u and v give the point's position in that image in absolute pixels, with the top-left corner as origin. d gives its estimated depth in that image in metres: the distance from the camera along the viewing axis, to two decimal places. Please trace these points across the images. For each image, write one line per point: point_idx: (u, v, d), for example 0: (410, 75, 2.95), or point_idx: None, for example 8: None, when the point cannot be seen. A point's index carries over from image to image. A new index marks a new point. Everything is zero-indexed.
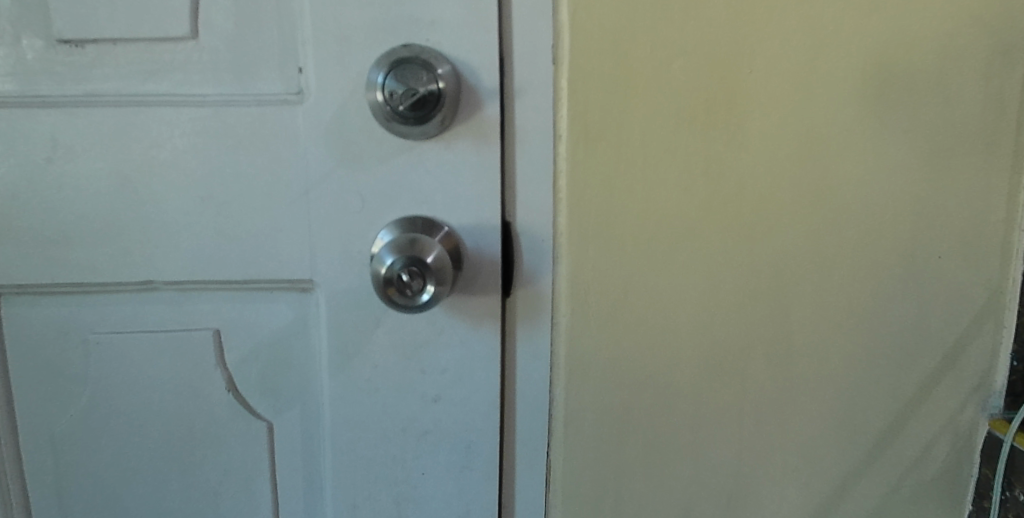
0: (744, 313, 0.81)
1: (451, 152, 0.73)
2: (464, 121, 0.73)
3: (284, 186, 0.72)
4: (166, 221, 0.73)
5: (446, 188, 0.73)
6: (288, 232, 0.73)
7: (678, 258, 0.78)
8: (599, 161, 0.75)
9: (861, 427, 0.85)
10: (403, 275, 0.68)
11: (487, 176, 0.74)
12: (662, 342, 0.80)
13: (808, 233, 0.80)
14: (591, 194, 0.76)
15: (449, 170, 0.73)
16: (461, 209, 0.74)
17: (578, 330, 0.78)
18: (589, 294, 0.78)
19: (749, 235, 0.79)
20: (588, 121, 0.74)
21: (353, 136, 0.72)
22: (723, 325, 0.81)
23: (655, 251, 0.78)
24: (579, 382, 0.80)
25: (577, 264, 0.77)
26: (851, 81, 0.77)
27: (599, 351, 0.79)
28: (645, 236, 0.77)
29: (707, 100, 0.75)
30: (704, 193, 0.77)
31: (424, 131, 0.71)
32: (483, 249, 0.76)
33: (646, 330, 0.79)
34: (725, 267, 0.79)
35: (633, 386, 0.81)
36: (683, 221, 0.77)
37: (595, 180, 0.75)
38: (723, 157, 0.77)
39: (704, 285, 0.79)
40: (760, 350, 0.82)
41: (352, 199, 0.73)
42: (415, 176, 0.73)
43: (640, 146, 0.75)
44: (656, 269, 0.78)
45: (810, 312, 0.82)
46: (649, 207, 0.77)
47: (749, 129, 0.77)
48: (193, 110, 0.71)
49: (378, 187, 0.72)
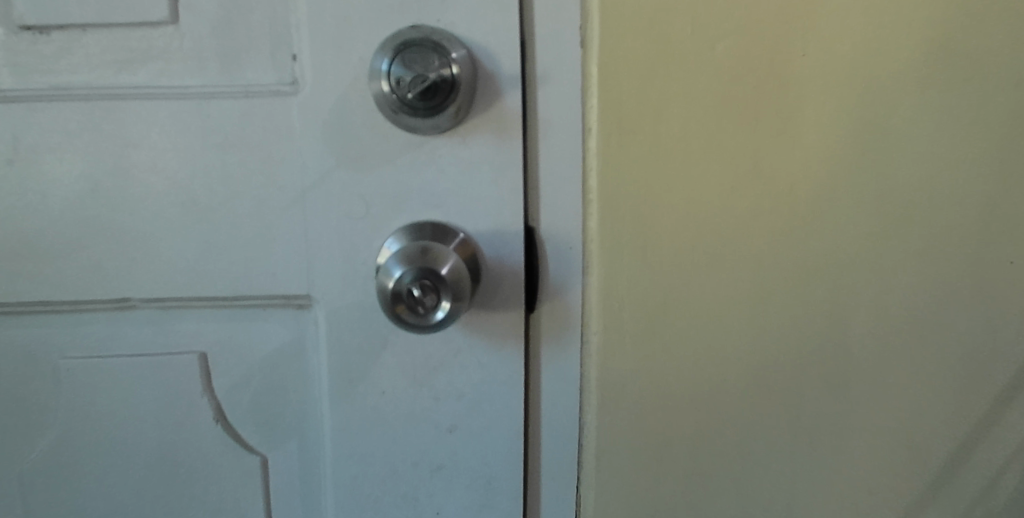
0: (797, 327, 0.71)
1: (467, 148, 0.64)
2: (483, 112, 0.64)
3: (277, 189, 0.63)
4: (143, 230, 0.64)
5: (461, 190, 0.64)
6: (282, 242, 0.64)
7: (721, 266, 0.69)
8: (633, 157, 0.66)
9: (927, 455, 0.76)
10: (412, 288, 0.59)
11: (509, 176, 0.65)
12: (704, 363, 0.71)
13: (868, 236, 0.70)
14: (624, 194, 0.66)
15: (464, 169, 0.64)
16: (479, 214, 0.65)
17: (611, 348, 0.69)
18: (625, 308, 0.68)
19: (802, 239, 0.69)
20: (621, 113, 0.65)
21: (355, 131, 0.63)
22: (773, 343, 0.71)
23: (697, 258, 0.68)
24: (612, 408, 0.71)
25: (610, 275, 0.68)
26: (918, 63, 0.67)
27: (636, 373, 0.70)
28: (685, 241, 0.68)
29: (754, 87, 0.66)
30: (750, 192, 0.68)
31: (436, 124, 0.62)
32: (504, 258, 0.66)
33: (685, 348, 0.70)
34: (773, 275, 0.70)
35: (671, 412, 0.71)
36: (726, 225, 0.68)
37: (628, 179, 0.66)
38: (772, 151, 0.68)
39: (752, 297, 0.70)
40: (814, 370, 0.72)
41: (354, 203, 0.63)
42: (426, 177, 0.64)
43: (679, 140, 0.66)
44: (697, 279, 0.69)
45: (872, 326, 0.72)
46: (689, 210, 0.67)
47: (802, 119, 0.67)
48: (173, 104, 0.63)
49: (384, 190, 0.63)
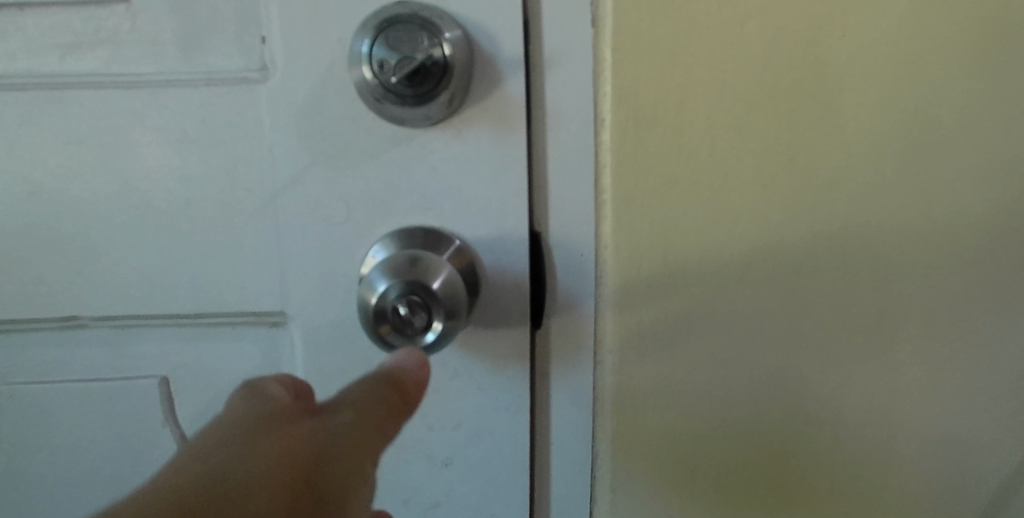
0: (844, 349, 0.61)
1: (463, 141, 0.55)
2: (482, 101, 0.55)
3: (244, 192, 0.55)
4: (93, 238, 0.56)
5: (456, 191, 0.56)
6: (250, 252, 0.56)
7: (754, 278, 0.60)
8: (652, 152, 0.57)
9: (997, 498, 0.65)
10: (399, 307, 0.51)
11: (512, 175, 0.56)
12: (733, 387, 0.62)
13: (932, 244, 0.60)
14: (643, 194, 0.58)
15: (460, 167, 0.55)
16: (477, 217, 0.56)
17: (629, 371, 0.61)
18: (644, 324, 0.60)
19: (853, 247, 0.59)
20: (639, 101, 0.56)
21: (334, 124, 0.54)
22: (815, 366, 0.62)
23: (725, 268, 0.59)
24: (627, 435, 0.62)
25: (626, 287, 0.59)
26: (990, 40, 0.56)
27: (656, 398, 0.61)
28: (712, 248, 0.59)
29: (797, 70, 0.56)
30: (790, 192, 0.58)
31: (427, 115, 0.53)
32: (507, 269, 0.58)
33: (712, 370, 0.61)
34: (816, 289, 0.60)
35: (695, 440, 0.63)
36: (761, 230, 0.59)
37: (647, 178, 0.57)
38: (817, 143, 0.58)
39: (789, 311, 0.60)
40: (864, 397, 0.62)
41: (333, 206, 0.55)
42: (417, 175, 0.55)
43: (706, 132, 0.57)
44: (725, 292, 0.60)
45: (930, 349, 0.62)
46: (717, 212, 0.58)
47: (854, 107, 0.57)
48: (124, 95, 0.55)
49: (367, 192, 0.55)
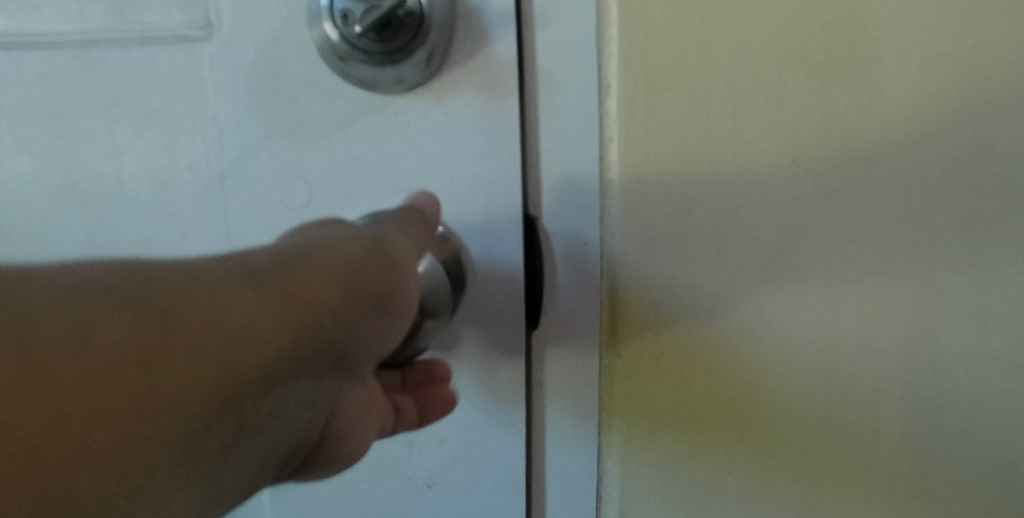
0: (893, 357, 0.52)
1: (444, 111, 0.46)
2: (465, 64, 0.46)
3: (185, 171, 0.47)
4: (12, 228, 0.48)
5: (437, 168, 0.47)
6: (196, 243, 0.48)
7: (785, 273, 0.50)
8: (666, 123, 0.47)
9: None
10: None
11: (502, 151, 0.47)
12: (763, 391, 0.53)
13: (1003, 231, 0.50)
14: (656, 174, 0.48)
15: (443, 141, 0.47)
16: (462, 199, 0.48)
17: (637, 378, 0.52)
18: (658, 325, 0.51)
19: (901, 235, 0.50)
20: (651, 63, 0.47)
21: (291, 90, 0.46)
22: (855, 374, 0.52)
23: (752, 261, 0.50)
24: (636, 449, 0.54)
25: (635, 283, 0.50)
26: None
27: (671, 408, 0.53)
28: (737, 237, 0.49)
29: (842, 26, 0.46)
30: (832, 169, 0.49)
31: (401, 77, 0.44)
32: (499, 260, 0.49)
33: (732, 373, 0.52)
34: (859, 287, 0.51)
35: (716, 451, 0.54)
36: (795, 215, 0.49)
37: (660, 153, 0.48)
38: (865, 114, 0.48)
39: (827, 312, 0.51)
40: (912, 411, 0.53)
41: (292, 187, 0.47)
42: (390, 149, 0.47)
43: (732, 100, 0.47)
44: (750, 289, 0.50)
45: (997, 354, 0.52)
46: (743, 194, 0.48)
47: (911, 69, 0.47)
48: (43, 59, 0.46)
49: (331, 170, 0.47)
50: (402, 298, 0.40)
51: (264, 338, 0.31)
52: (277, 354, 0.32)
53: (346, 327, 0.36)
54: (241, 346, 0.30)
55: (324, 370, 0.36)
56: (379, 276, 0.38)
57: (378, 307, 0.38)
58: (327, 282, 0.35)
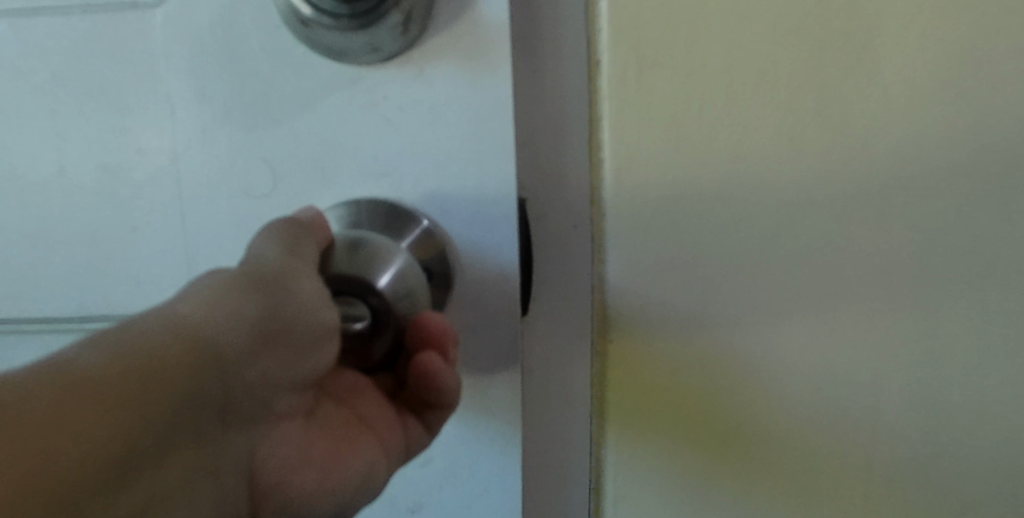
0: (959, 396, 0.42)
1: (426, 84, 0.40)
2: (446, 30, 0.39)
3: (135, 154, 0.42)
4: None
5: (418, 152, 0.41)
6: (147, 235, 0.43)
7: (814, 285, 0.41)
8: (662, 94, 0.40)
9: None
10: (350, 323, 0.35)
11: (491, 130, 0.40)
12: (788, 416, 0.43)
13: None
14: (651, 152, 0.41)
15: (426, 122, 0.40)
16: (448, 187, 0.41)
17: (632, 384, 0.44)
18: (653, 323, 0.43)
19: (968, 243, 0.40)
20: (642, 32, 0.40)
21: (251, 61, 0.40)
22: (910, 412, 0.42)
23: (776, 267, 0.41)
24: (626, 474, 0.46)
25: (625, 284, 0.43)
26: None
27: (669, 423, 0.44)
28: (746, 240, 0.41)
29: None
30: (873, 162, 0.40)
31: (375, 46, 0.38)
32: (488, 257, 0.42)
33: (743, 387, 0.43)
34: (910, 302, 0.41)
35: (736, 486, 0.45)
36: (823, 217, 0.41)
37: (652, 138, 0.41)
38: (920, 96, 0.39)
39: (871, 333, 0.42)
40: (985, 468, 0.42)
41: (252, 172, 0.41)
42: (360, 131, 0.40)
43: (741, 79, 0.40)
44: (771, 299, 0.42)
45: None
46: (757, 189, 0.41)
47: (981, 40, 0.38)
48: None
49: (296, 151, 0.41)
50: (301, 314, 0.30)
51: (80, 417, 0.24)
52: (107, 424, 0.24)
53: (218, 365, 0.27)
54: (49, 432, 0.23)
55: (208, 439, 0.27)
56: (245, 298, 0.29)
57: (267, 333, 0.29)
58: (163, 331, 0.27)
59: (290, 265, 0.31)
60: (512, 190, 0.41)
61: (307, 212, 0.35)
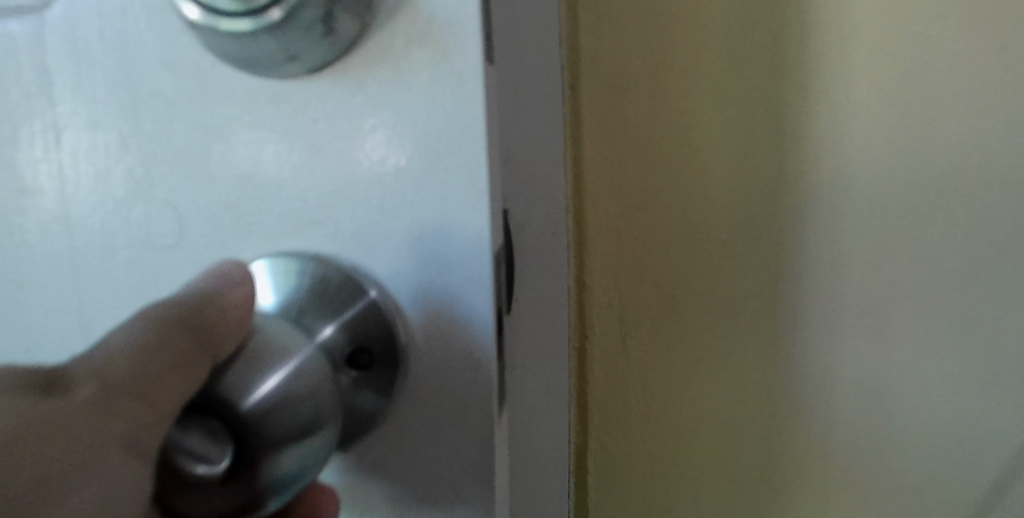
0: (916, 394, 0.46)
1: (366, 102, 0.28)
2: (388, 27, 0.27)
3: (23, 195, 0.34)
4: None
5: (357, 190, 0.28)
6: (37, 291, 0.35)
7: (780, 295, 0.45)
8: (630, 97, 0.42)
9: None
10: (191, 463, 0.23)
11: (457, 162, 0.27)
12: (758, 401, 0.47)
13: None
14: (623, 151, 0.43)
15: (367, 155, 0.28)
16: (401, 236, 0.28)
17: (606, 371, 0.45)
18: (628, 313, 0.45)
19: (925, 256, 0.44)
20: (613, 42, 0.42)
21: (145, 79, 0.31)
22: (873, 414, 0.46)
23: (745, 259, 0.45)
24: (609, 455, 0.47)
25: (606, 276, 0.44)
26: None
27: (643, 403, 0.46)
28: (714, 231, 0.44)
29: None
30: (833, 184, 0.44)
31: (292, 55, 0.27)
32: (443, 352, 0.28)
33: (713, 361, 0.46)
34: (869, 313, 0.45)
35: (705, 458, 0.47)
36: (785, 231, 0.44)
37: (623, 147, 0.43)
38: (876, 118, 0.43)
39: (826, 333, 0.46)
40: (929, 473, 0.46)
41: (152, 218, 0.32)
42: (286, 163, 0.29)
43: (704, 87, 0.42)
44: (736, 289, 0.45)
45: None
46: (721, 188, 0.44)
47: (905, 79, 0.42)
48: None
49: (202, 194, 0.31)
50: None
51: None
52: None
53: None
54: None
55: None
56: None
57: None
58: None
59: (104, 431, 0.21)
60: (487, 248, 0.27)
61: (233, 295, 0.25)
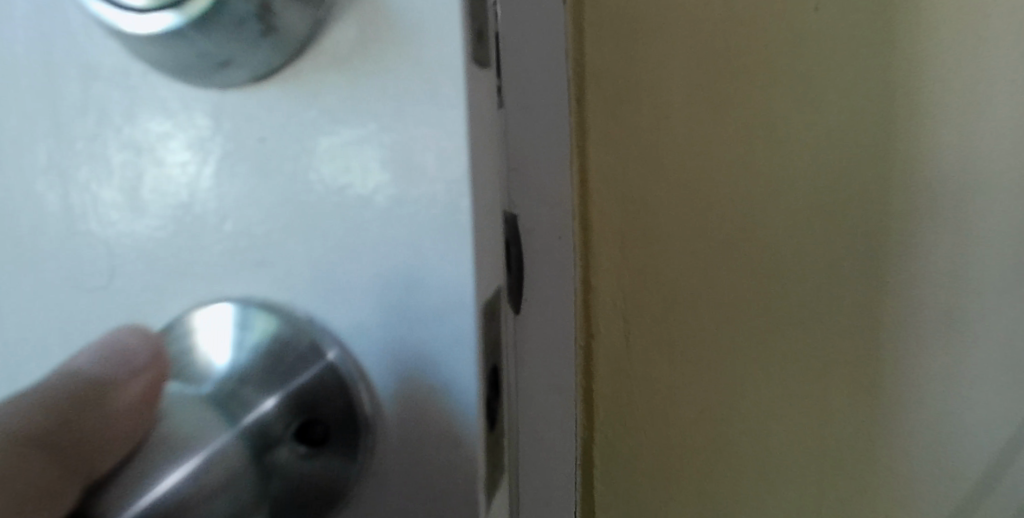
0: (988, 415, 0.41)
1: (324, 116, 0.22)
2: (347, 25, 0.22)
3: None
4: None
5: (314, 227, 0.23)
6: None
7: (823, 291, 0.39)
8: (647, 77, 0.37)
9: None
10: None
11: (435, 197, 0.22)
12: (799, 405, 0.40)
13: None
14: (638, 133, 0.37)
15: (326, 177, 0.22)
16: (368, 287, 0.22)
17: (614, 373, 0.39)
18: (643, 311, 0.39)
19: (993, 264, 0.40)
20: (624, 36, 0.37)
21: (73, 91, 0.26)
22: (944, 448, 0.41)
23: (784, 247, 0.39)
24: (618, 462, 0.40)
25: (618, 285, 0.38)
26: None
27: (660, 408, 0.39)
28: (747, 212, 0.38)
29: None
30: (887, 183, 0.39)
31: (226, 61, 0.21)
32: (417, 429, 0.23)
33: (765, 376, 0.40)
34: (926, 325, 0.40)
35: (734, 468, 0.40)
36: (831, 232, 0.39)
37: (639, 129, 0.37)
38: (938, 118, 0.39)
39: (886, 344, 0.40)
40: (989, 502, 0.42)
41: (82, 255, 0.27)
42: (228, 191, 0.24)
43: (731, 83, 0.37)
44: (773, 277, 0.39)
45: None
46: (759, 161, 0.38)
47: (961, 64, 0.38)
48: None
49: (138, 228, 0.26)
50: None
51: None
52: None
53: None
54: None
55: None
56: None
57: None
58: None
59: None
60: (471, 298, 0.22)
61: (137, 387, 0.19)
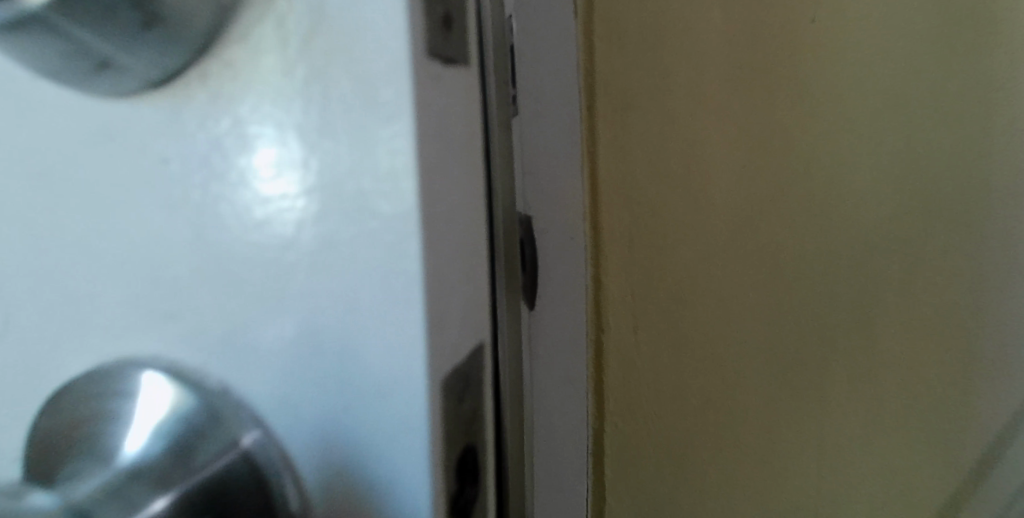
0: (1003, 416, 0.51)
1: (234, 135, 0.17)
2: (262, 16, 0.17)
3: None
4: None
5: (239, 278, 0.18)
6: None
7: (859, 302, 0.40)
8: (669, 98, 0.32)
9: None
10: None
11: (383, 244, 0.16)
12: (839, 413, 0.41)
13: None
14: (659, 163, 0.32)
15: (242, 215, 0.18)
16: (306, 355, 0.17)
17: (632, 444, 0.33)
18: (666, 367, 0.33)
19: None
20: (649, 44, 0.31)
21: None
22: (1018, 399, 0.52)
23: (820, 256, 0.38)
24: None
25: (633, 340, 0.32)
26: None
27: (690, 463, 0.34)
28: (780, 231, 0.36)
29: (963, 38, 0.43)
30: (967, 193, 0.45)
31: (109, 61, 0.17)
32: None
33: (808, 371, 0.39)
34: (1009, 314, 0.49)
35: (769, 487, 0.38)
36: (866, 238, 0.40)
37: (661, 159, 0.32)
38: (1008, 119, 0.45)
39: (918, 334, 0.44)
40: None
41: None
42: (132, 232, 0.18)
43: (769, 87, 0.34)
44: (805, 294, 0.37)
45: None
46: (797, 174, 0.36)
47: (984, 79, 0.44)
48: None
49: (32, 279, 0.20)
50: None
51: None
52: None
53: None
54: None
55: None
56: None
57: None
58: None
59: None
60: (418, 375, 0.17)
61: None
